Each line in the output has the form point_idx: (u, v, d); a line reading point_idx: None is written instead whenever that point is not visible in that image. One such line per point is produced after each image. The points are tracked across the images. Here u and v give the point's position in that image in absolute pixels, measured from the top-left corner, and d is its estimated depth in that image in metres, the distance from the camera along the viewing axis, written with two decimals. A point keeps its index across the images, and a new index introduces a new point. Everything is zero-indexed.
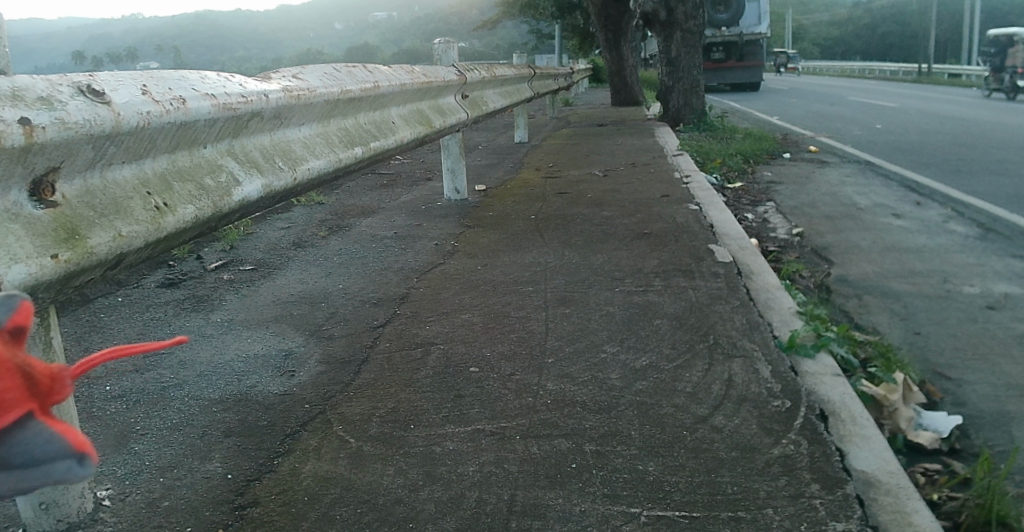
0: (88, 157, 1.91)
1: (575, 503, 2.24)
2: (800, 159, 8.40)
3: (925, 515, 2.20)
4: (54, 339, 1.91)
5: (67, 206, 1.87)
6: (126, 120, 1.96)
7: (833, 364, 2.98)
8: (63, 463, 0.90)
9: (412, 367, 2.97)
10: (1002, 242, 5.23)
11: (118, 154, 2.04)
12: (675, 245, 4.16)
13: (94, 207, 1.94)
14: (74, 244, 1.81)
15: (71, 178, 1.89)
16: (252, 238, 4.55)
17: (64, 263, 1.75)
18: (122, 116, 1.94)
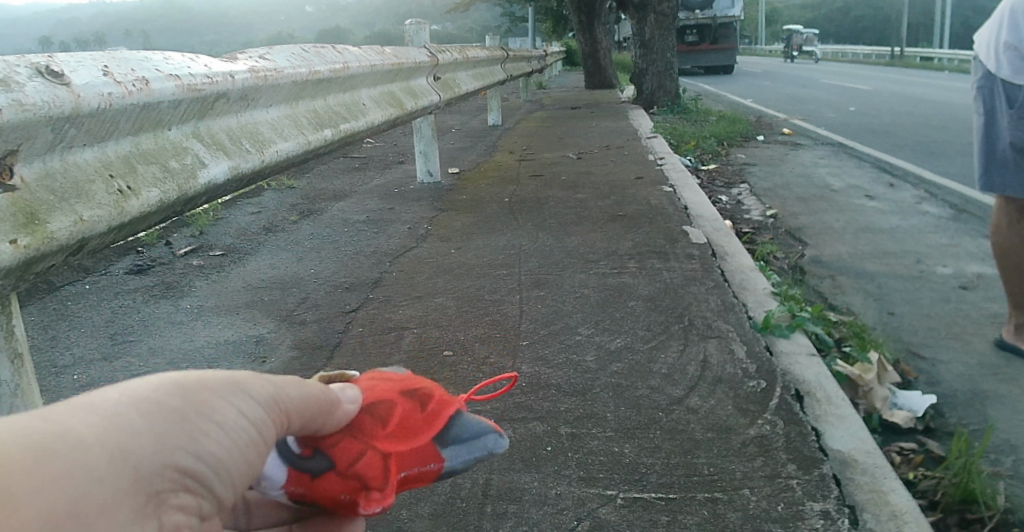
0: (48, 141, 1.83)
1: (551, 486, 2.24)
2: (774, 141, 8.42)
3: (903, 494, 2.23)
4: (16, 325, 1.72)
5: (26, 190, 1.79)
6: (87, 102, 1.89)
7: (808, 344, 2.99)
8: (488, 437, 1.41)
9: (385, 351, 2.92)
10: (973, 222, 5.28)
11: (80, 137, 1.97)
12: (650, 227, 4.14)
13: (54, 191, 1.87)
14: (34, 229, 1.74)
15: (31, 161, 1.81)
16: (221, 223, 4.46)
17: (24, 249, 1.68)
18: (82, 98, 1.87)
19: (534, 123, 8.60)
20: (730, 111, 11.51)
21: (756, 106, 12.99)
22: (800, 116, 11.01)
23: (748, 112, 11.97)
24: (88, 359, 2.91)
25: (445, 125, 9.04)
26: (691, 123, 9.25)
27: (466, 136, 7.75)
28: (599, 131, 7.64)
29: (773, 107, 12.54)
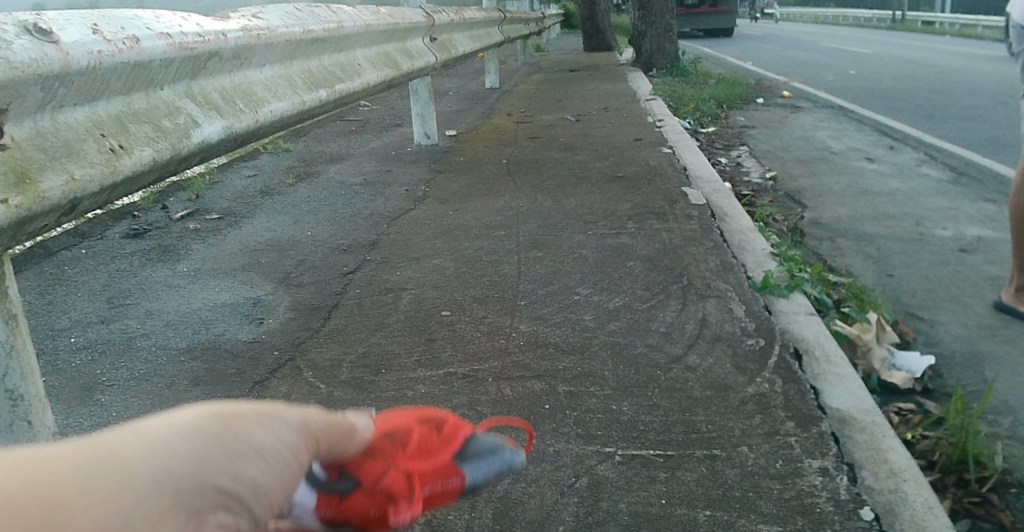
0: (38, 99, 1.80)
1: (549, 443, 2.28)
2: (773, 104, 8.35)
3: (900, 452, 2.27)
4: None
5: (17, 149, 1.76)
6: (76, 61, 1.85)
7: (807, 303, 2.98)
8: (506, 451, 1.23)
9: (383, 312, 2.91)
10: (973, 186, 5.26)
11: (69, 95, 1.93)
12: (648, 188, 4.11)
13: (45, 150, 1.84)
14: (25, 188, 1.72)
15: (20, 120, 1.79)
16: (217, 186, 4.42)
17: (15, 208, 1.66)
18: (71, 56, 1.83)
19: (531, 87, 8.51)
20: (729, 75, 11.40)
21: (755, 70, 12.88)
22: (799, 79, 10.92)
23: (748, 75, 11.86)
24: (85, 322, 2.90)
25: (442, 88, 8.94)
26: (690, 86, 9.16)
27: (462, 99, 7.66)
28: (596, 94, 7.56)
29: (772, 71, 12.43)
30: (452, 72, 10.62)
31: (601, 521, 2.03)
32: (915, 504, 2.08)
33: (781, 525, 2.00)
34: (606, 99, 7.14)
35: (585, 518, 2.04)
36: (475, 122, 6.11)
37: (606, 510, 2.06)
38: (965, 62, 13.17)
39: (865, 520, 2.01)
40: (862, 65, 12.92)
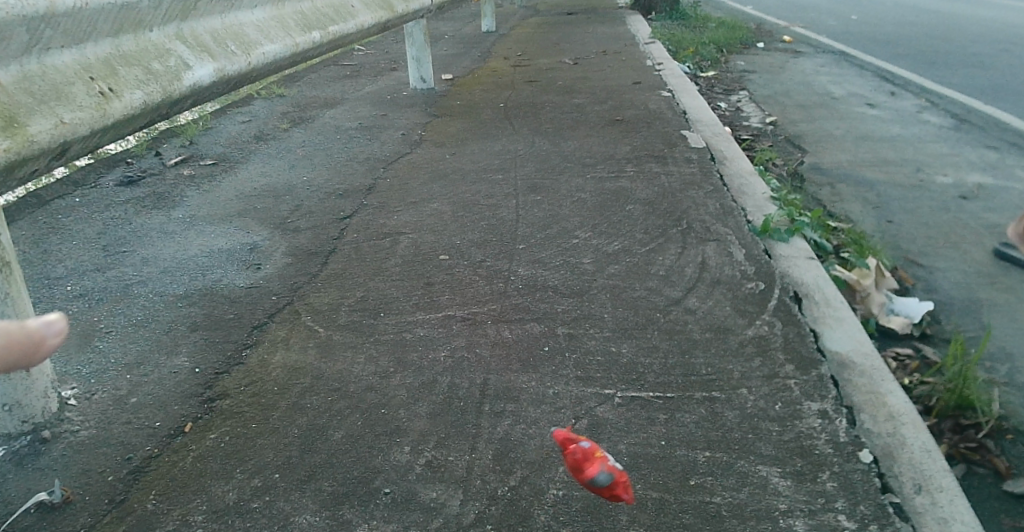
0: (22, 41, 1.80)
1: (548, 385, 2.28)
2: (774, 48, 8.21)
3: (899, 397, 2.30)
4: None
5: (2, 92, 1.74)
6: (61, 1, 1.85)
7: (807, 247, 2.96)
8: None
9: (381, 257, 2.89)
10: (975, 132, 5.21)
11: (56, 37, 1.91)
12: (647, 132, 4.06)
13: (32, 93, 1.81)
14: (12, 131, 1.70)
15: (5, 64, 1.78)
16: (210, 132, 4.35)
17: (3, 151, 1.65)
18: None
19: (528, 30, 8.35)
20: (729, 19, 11.19)
21: (756, 14, 12.65)
22: (800, 24, 10.73)
23: (748, 19, 11.64)
24: (80, 270, 2.87)
25: (437, 32, 8.76)
26: (690, 30, 8.99)
27: (458, 43, 7.51)
28: (594, 38, 7.42)
29: (773, 16, 12.21)
30: (447, 16, 10.40)
31: None
32: (912, 447, 2.13)
33: (780, 466, 2.03)
34: (604, 43, 7.01)
35: None
36: (472, 66, 6.00)
37: (605, 451, 2.08)
38: (968, 7, 12.96)
39: (865, 462, 2.05)
40: (864, 10, 12.70)
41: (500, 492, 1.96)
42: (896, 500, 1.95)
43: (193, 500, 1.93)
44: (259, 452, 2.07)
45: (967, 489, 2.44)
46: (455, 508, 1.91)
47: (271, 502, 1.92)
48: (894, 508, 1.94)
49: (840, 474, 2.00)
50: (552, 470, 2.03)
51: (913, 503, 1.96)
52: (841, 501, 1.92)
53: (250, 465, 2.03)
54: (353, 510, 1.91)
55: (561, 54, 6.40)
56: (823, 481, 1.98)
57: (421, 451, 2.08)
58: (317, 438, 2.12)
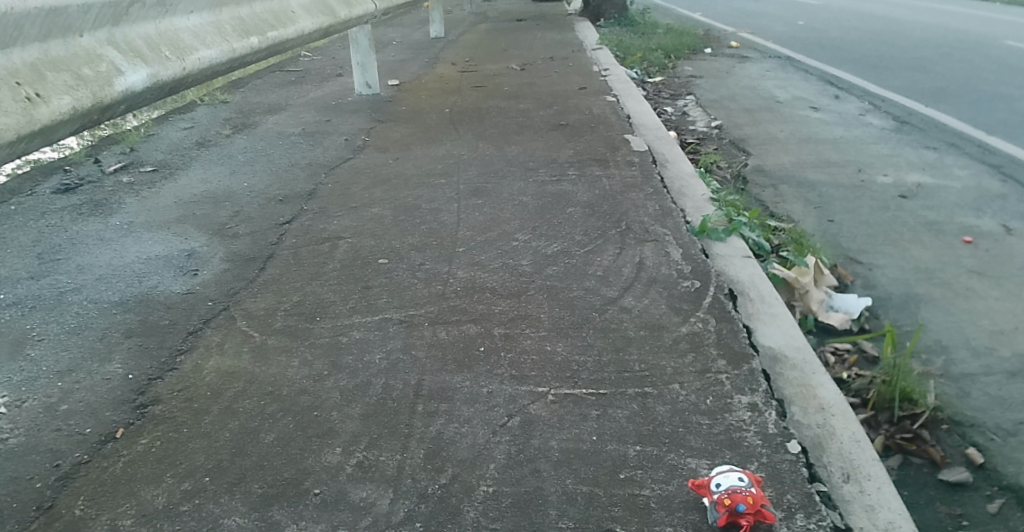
0: None
1: (482, 384, 2.30)
2: (722, 54, 8.34)
3: (829, 388, 2.35)
4: None
5: None
6: None
7: (743, 247, 3.02)
8: None
9: (319, 261, 2.89)
10: (916, 135, 5.36)
11: None
12: (591, 135, 4.11)
13: None
14: None
15: None
16: (152, 139, 4.32)
17: None
18: None
19: (477, 36, 8.39)
20: (678, 24, 11.34)
21: (704, 20, 12.86)
22: (749, 30, 10.92)
23: (696, 25, 11.82)
24: (13, 278, 2.83)
25: (386, 37, 8.76)
26: (638, 36, 9.10)
27: (406, 49, 7.53)
28: (544, 44, 7.50)
29: (723, 21, 12.42)
30: (398, 22, 10.39)
31: (532, 458, 2.07)
32: (841, 437, 2.18)
33: (709, 458, 2.06)
34: (553, 49, 7.10)
35: (518, 456, 2.07)
36: (419, 72, 6.03)
37: (537, 447, 2.10)
38: (911, 12, 13.32)
39: (793, 453, 2.09)
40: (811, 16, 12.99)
41: (430, 489, 1.97)
42: (823, 489, 2.00)
43: (122, 505, 1.91)
44: (190, 456, 2.06)
45: (903, 479, 2.51)
46: (385, 507, 1.92)
47: (201, 505, 1.92)
48: (820, 496, 1.99)
49: (768, 465, 2.05)
50: (484, 467, 2.04)
51: (840, 492, 2.01)
52: (768, 492, 1.96)
53: (181, 469, 2.02)
54: (282, 511, 1.91)
55: (509, 60, 6.47)
56: (751, 472, 2.01)
57: (353, 452, 2.08)
58: (248, 441, 2.11)
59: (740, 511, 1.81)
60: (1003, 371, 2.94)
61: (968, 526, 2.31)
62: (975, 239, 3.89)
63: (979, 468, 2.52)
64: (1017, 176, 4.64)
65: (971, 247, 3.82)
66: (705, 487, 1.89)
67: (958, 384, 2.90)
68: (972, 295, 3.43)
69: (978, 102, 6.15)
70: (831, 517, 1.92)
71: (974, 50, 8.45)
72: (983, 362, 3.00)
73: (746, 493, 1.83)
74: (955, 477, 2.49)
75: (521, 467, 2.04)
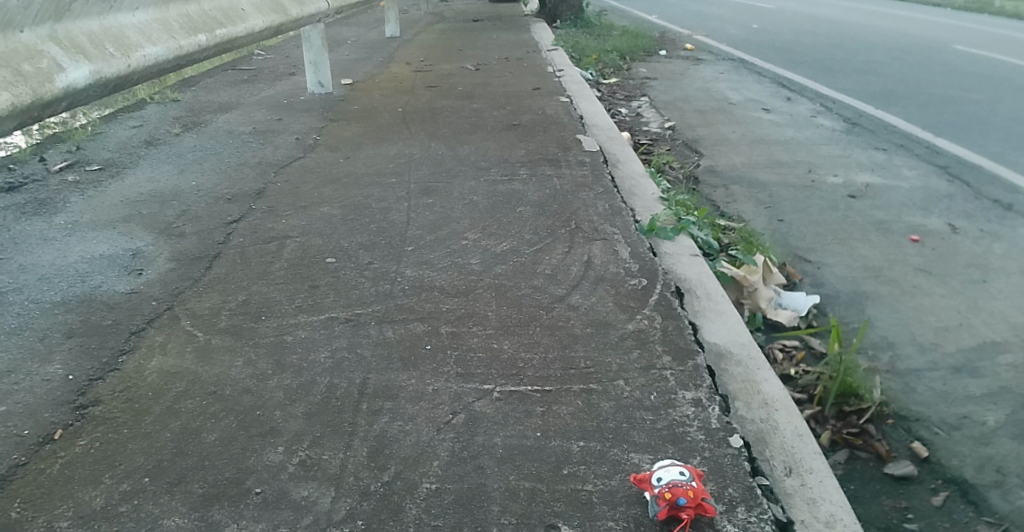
0: None
1: (428, 382, 2.30)
2: (677, 56, 8.46)
3: (772, 383, 2.40)
4: None
5: None
6: None
7: (691, 245, 3.10)
8: None
9: (265, 261, 2.89)
10: (866, 136, 5.49)
11: None
12: (543, 135, 4.21)
13: None
14: None
15: None
16: (99, 137, 4.26)
17: None
18: None
19: (433, 36, 8.40)
20: (634, 26, 11.48)
21: (661, 22, 13.02)
22: (704, 32, 11.08)
23: (652, 27, 11.97)
24: None
25: (341, 36, 8.73)
26: (594, 38, 9.19)
27: (360, 48, 7.52)
28: (500, 46, 7.54)
29: (679, 23, 12.59)
30: (354, 22, 10.36)
31: (476, 455, 2.07)
32: (783, 431, 2.22)
33: (652, 453, 2.08)
34: (508, 50, 7.18)
35: (460, 453, 2.07)
36: (374, 71, 6.03)
37: (481, 444, 2.11)
38: (863, 16, 13.63)
39: (735, 447, 2.11)
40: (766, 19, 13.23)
41: (373, 487, 1.96)
42: (765, 482, 2.03)
43: (58, 506, 1.89)
44: (129, 457, 2.03)
45: (849, 473, 2.55)
46: (326, 505, 1.91)
47: (139, 506, 1.89)
48: (762, 490, 2.01)
49: (710, 459, 2.06)
50: (428, 465, 2.04)
51: (782, 485, 2.04)
52: (710, 485, 1.97)
53: (120, 469, 1.99)
54: (223, 511, 1.89)
55: (463, 61, 6.55)
56: (693, 466, 2.03)
57: (295, 451, 2.07)
58: (189, 441, 2.09)
59: (682, 504, 1.81)
60: (947, 366, 3.01)
61: (912, 519, 2.35)
62: (922, 237, 3.98)
63: (923, 462, 2.57)
64: (962, 176, 4.77)
65: (918, 245, 3.91)
66: (647, 481, 1.87)
67: (903, 379, 2.96)
68: (918, 292, 3.51)
69: (926, 104, 6.31)
70: (772, 510, 1.94)
71: (923, 53, 8.67)
72: (927, 358, 3.07)
73: (687, 487, 1.83)
74: (900, 470, 2.53)
75: (463, 464, 2.04)
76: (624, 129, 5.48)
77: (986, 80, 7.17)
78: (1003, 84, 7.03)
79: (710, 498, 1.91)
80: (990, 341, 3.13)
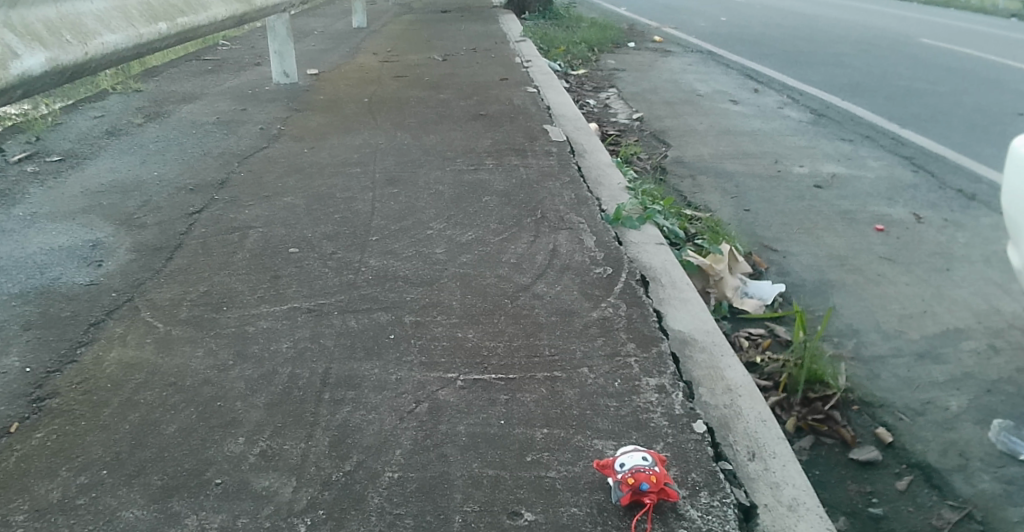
0: None
1: (391, 372, 2.29)
2: (646, 48, 8.50)
3: (736, 370, 2.41)
4: None
5: None
6: None
7: (656, 234, 3.16)
8: None
9: (228, 251, 2.89)
10: (832, 127, 5.57)
11: None
12: (510, 126, 4.31)
13: None
14: None
15: None
16: (60, 128, 4.20)
17: None
18: None
19: (401, 27, 8.37)
20: (603, 18, 11.52)
21: (629, 14, 13.09)
22: (673, 25, 11.16)
23: (621, 19, 12.02)
24: None
25: (307, 27, 8.66)
26: (562, 29, 9.20)
27: (327, 38, 7.47)
28: (468, 37, 7.54)
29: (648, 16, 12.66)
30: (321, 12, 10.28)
31: (439, 443, 2.03)
32: (747, 417, 2.22)
33: (615, 439, 2.05)
34: (476, 41, 7.17)
35: (424, 442, 2.04)
36: (340, 61, 5.99)
37: (444, 433, 2.07)
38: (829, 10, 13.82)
39: (699, 432, 2.09)
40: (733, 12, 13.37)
41: (334, 477, 1.91)
42: (729, 467, 2.02)
43: (14, 500, 1.83)
44: (87, 449, 1.98)
45: (814, 460, 2.57)
46: (286, 495, 1.86)
47: (97, 499, 1.83)
48: (725, 475, 1.99)
49: (673, 445, 2.04)
50: (390, 453, 2.00)
51: (745, 470, 2.03)
52: (674, 471, 1.95)
53: (78, 462, 1.94)
54: (183, 502, 1.83)
55: (430, 52, 6.54)
56: (657, 451, 2.01)
57: (255, 441, 2.02)
58: (148, 433, 2.03)
59: (643, 490, 1.77)
60: (911, 352, 3.04)
61: (877, 503, 2.38)
62: (887, 226, 4.03)
63: (888, 447, 2.60)
64: (927, 166, 4.84)
65: (882, 234, 3.96)
66: (610, 466, 1.82)
67: (868, 366, 2.99)
68: (882, 280, 3.55)
69: (891, 96, 6.41)
70: (734, 494, 1.92)
71: (888, 46, 8.80)
72: (892, 344, 3.10)
73: (650, 472, 1.78)
74: (865, 456, 2.56)
75: (426, 452, 2.00)
76: (592, 121, 5.51)
77: (950, 73, 7.28)
78: (966, 76, 7.16)
79: (672, 483, 1.87)
80: (952, 328, 3.18)
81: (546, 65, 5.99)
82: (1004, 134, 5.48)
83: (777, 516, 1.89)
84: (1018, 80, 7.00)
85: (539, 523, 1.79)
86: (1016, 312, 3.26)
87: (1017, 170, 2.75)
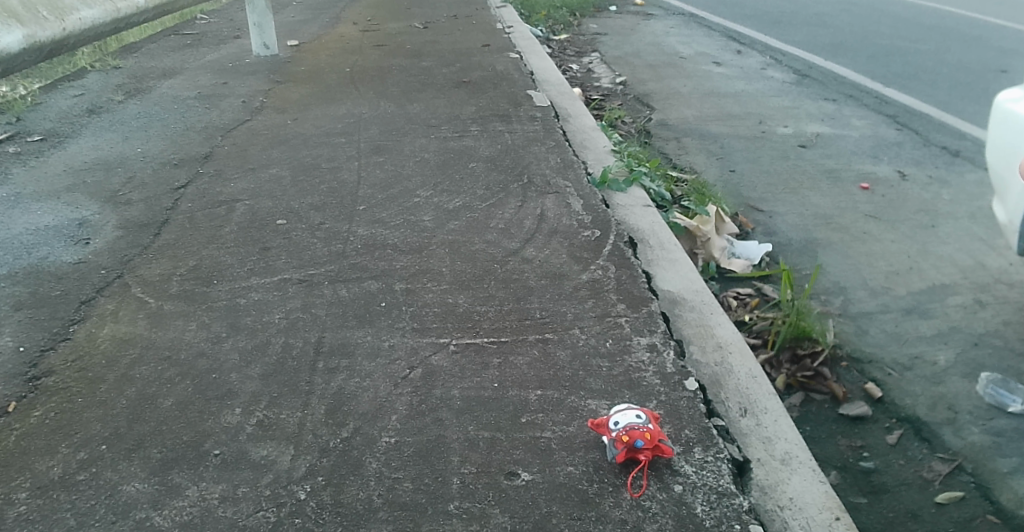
0: None
1: (384, 339, 2.31)
2: (627, 11, 8.42)
3: (725, 327, 2.44)
4: None
5: None
6: None
7: (643, 197, 3.18)
8: None
9: (215, 225, 2.88)
10: (815, 87, 5.58)
11: None
12: (493, 92, 4.29)
13: None
14: None
15: None
16: (39, 108, 4.15)
17: None
18: None
19: None
20: None
21: None
22: None
23: None
24: None
25: None
26: None
27: (306, 9, 7.37)
28: (448, 4, 7.44)
29: None
30: None
31: (434, 408, 2.05)
32: (738, 374, 2.24)
33: (609, 398, 2.08)
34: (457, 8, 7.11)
35: (419, 407, 2.05)
36: (320, 32, 5.92)
37: (439, 398, 2.09)
38: None
39: (691, 390, 2.11)
40: None
41: (331, 444, 1.93)
42: (721, 424, 2.04)
43: (15, 478, 1.83)
44: (85, 425, 1.98)
45: (804, 416, 2.62)
46: (285, 464, 1.87)
47: (98, 474, 1.84)
48: (717, 431, 2.01)
49: (667, 403, 2.06)
50: (386, 419, 2.01)
51: (737, 426, 2.05)
52: (668, 428, 1.98)
53: (76, 439, 1.94)
54: (183, 473, 1.84)
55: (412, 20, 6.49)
56: (650, 410, 2.03)
57: (252, 412, 2.03)
58: (144, 407, 2.04)
59: (638, 447, 1.79)
60: (897, 308, 3.08)
61: (868, 457, 2.43)
62: (872, 185, 4.06)
63: (877, 402, 2.64)
64: (911, 124, 4.85)
65: (868, 192, 3.98)
66: (603, 425, 1.85)
67: (856, 322, 3.02)
68: (868, 238, 3.58)
69: (874, 55, 6.40)
70: (728, 449, 1.94)
71: (871, 5, 8.77)
72: (879, 301, 3.13)
73: (644, 429, 1.80)
74: (855, 411, 2.60)
75: (421, 417, 2.02)
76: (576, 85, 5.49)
77: (933, 30, 7.27)
78: (949, 34, 7.14)
79: (667, 439, 1.89)
80: (939, 283, 3.21)
81: (528, 31, 5.95)
82: (987, 90, 5.48)
83: (769, 471, 1.91)
84: (1000, 37, 7.00)
85: (535, 482, 1.81)
86: (1001, 266, 3.30)
87: (1004, 127, 2.75)
